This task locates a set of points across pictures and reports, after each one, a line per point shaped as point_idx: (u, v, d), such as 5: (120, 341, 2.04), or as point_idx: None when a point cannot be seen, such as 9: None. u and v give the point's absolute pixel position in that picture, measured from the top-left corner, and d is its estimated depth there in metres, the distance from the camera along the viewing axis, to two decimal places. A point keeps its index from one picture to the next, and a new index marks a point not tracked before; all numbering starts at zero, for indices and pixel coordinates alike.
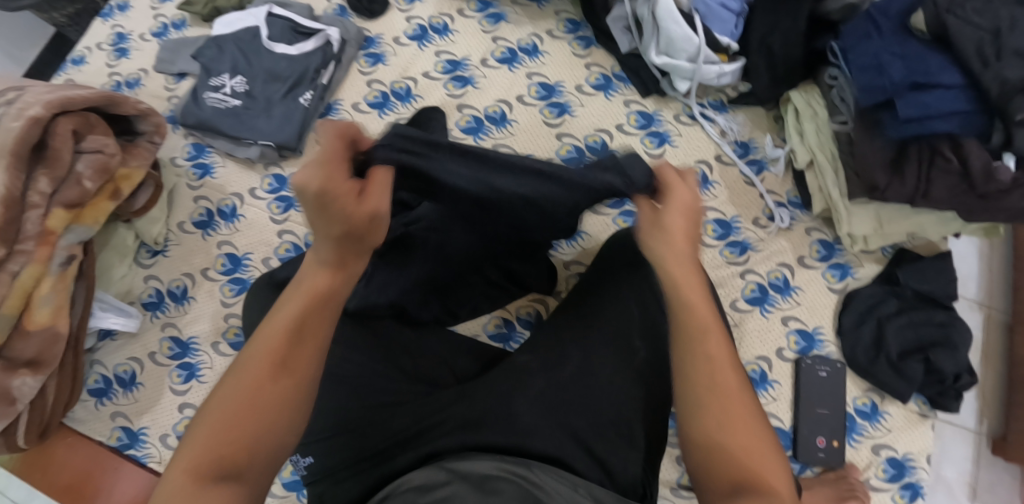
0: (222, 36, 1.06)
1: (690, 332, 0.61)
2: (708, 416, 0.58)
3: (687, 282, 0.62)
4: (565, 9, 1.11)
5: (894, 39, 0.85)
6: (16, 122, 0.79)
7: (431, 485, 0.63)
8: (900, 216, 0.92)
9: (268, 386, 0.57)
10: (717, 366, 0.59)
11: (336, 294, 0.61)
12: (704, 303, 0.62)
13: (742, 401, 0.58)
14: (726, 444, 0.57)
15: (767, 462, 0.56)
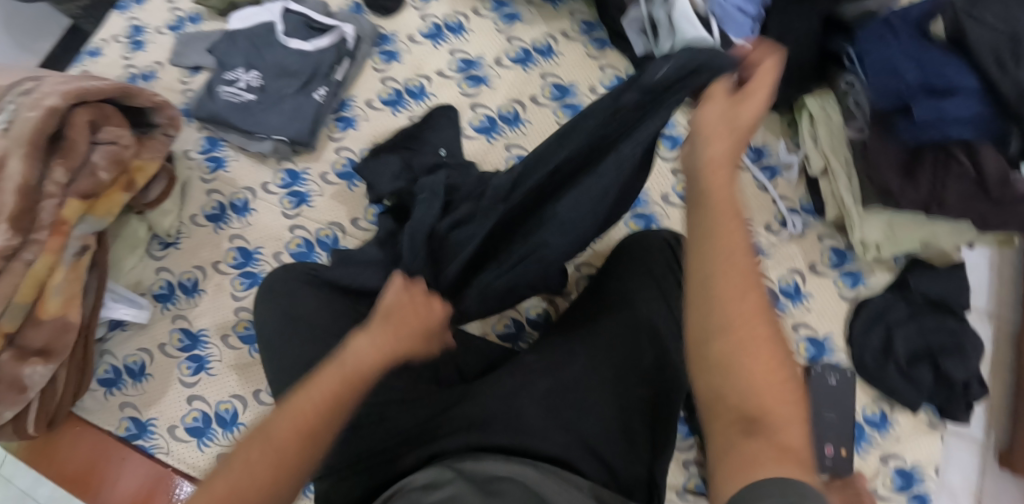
0: (237, 30, 1.06)
1: (713, 242, 0.51)
2: (716, 320, 0.49)
3: (722, 196, 0.53)
4: (579, 10, 1.11)
5: (911, 43, 0.84)
6: (33, 112, 0.79)
7: (436, 483, 0.63)
8: (914, 224, 0.91)
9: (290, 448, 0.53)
10: (744, 280, 0.50)
11: (368, 377, 0.59)
12: (739, 221, 0.52)
13: (762, 329, 0.48)
14: (739, 369, 0.47)
15: (780, 400, 0.47)
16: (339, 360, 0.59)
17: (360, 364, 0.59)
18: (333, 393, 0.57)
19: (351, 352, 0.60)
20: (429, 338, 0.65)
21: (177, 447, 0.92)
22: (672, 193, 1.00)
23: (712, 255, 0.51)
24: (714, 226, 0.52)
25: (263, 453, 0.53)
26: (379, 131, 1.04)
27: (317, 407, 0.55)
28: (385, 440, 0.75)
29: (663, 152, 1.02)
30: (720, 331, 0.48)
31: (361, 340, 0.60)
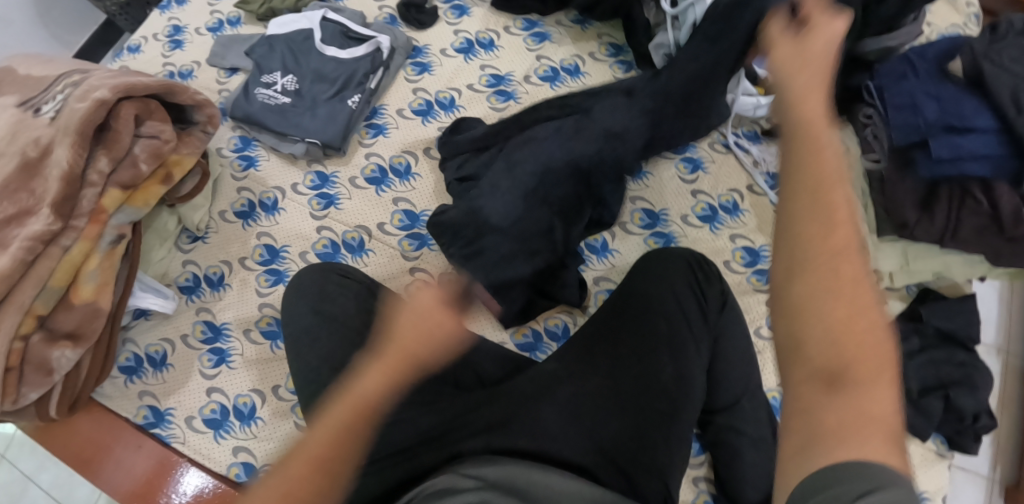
0: (276, 35, 1.10)
1: (813, 187, 0.58)
2: (818, 270, 0.54)
3: (820, 153, 0.60)
4: (607, 33, 1.15)
5: (931, 81, 0.88)
6: (82, 104, 0.83)
7: (454, 489, 0.65)
8: (928, 255, 0.93)
9: (312, 484, 0.56)
10: (838, 224, 0.56)
11: (382, 402, 0.60)
12: (832, 163, 0.59)
13: (860, 287, 0.54)
14: (825, 314, 0.53)
15: (870, 352, 0.51)
16: (352, 390, 0.61)
17: (365, 393, 0.60)
18: (350, 419, 0.59)
19: (362, 382, 0.61)
20: (444, 347, 0.62)
21: (193, 438, 0.93)
22: (691, 215, 1.02)
23: (801, 188, 0.58)
24: (803, 156, 0.60)
25: (289, 491, 0.55)
26: (410, 139, 1.07)
27: (330, 442, 0.58)
28: (407, 439, 0.75)
29: (683, 175, 1.05)
30: (810, 275, 0.54)
31: (374, 371, 0.61)
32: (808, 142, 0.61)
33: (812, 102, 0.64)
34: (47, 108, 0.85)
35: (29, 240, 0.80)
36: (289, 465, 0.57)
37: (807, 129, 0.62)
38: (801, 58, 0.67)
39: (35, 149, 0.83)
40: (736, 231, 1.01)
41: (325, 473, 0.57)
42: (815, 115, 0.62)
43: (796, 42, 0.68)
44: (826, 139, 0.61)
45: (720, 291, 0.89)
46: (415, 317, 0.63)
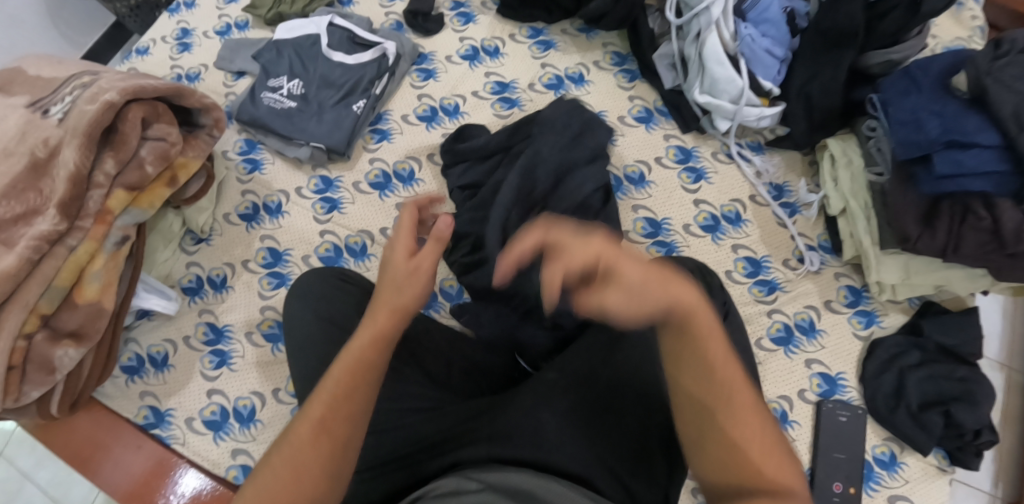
0: (284, 40, 1.10)
1: (692, 336, 0.60)
2: (718, 413, 0.59)
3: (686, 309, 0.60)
4: (612, 42, 1.16)
5: (934, 97, 0.88)
6: (91, 106, 0.85)
7: (461, 491, 0.67)
8: (928, 268, 0.93)
9: (320, 447, 0.62)
10: (718, 368, 0.60)
11: (376, 363, 0.66)
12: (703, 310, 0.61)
13: (755, 410, 0.59)
14: (740, 447, 0.58)
15: (773, 464, 0.58)
16: (345, 351, 0.67)
17: (357, 352, 0.66)
18: (350, 381, 0.64)
19: (355, 343, 0.67)
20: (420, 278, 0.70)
21: (194, 440, 0.93)
22: (694, 224, 1.02)
23: (694, 367, 0.60)
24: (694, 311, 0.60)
25: (296, 464, 0.61)
26: (414, 145, 1.08)
27: (331, 401, 0.63)
28: (407, 446, 0.79)
29: (686, 184, 1.04)
30: (717, 419, 0.59)
31: (363, 330, 0.67)
32: (677, 304, 0.59)
33: (666, 279, 0.60)
34: (56, 110, 0.86)
35: (35, 240, 0.82)
36: (297, 429, 0.63)
37: (674, 302, 0.59)
38: (617, 246, 0.60)
39: (43, 149, 0.84)
40: (739, 241, 1.01)
41: (329, 437, 0.62)
42: (681, 291, 0.59)
43: (576, 239, 0.61)
44: (693, 297, 0.60)
45: (723, 301, 0.88)
46: (394, 273, 0.70)
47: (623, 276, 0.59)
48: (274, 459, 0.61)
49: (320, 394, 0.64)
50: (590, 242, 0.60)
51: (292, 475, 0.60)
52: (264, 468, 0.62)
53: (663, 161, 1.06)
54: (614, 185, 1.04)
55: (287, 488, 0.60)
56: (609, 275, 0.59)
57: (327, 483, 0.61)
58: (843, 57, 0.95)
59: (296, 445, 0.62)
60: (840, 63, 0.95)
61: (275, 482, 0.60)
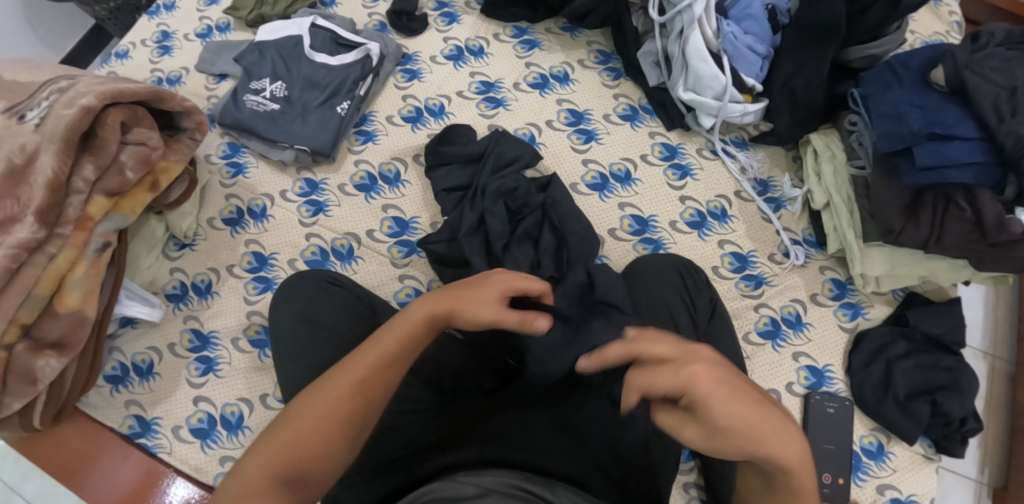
0: (265, 42, 1.09)
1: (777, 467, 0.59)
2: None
3: (779, 439, 0.57)
4: (596, 41, 1.16)
5: (914, 90, 0.89)
6: (69, 110, 0.83)
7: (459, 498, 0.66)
8: (912, 260, 0.94)
9: (355, 405, 0.64)
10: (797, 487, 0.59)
11: (423, 342, 0.68)
12: (797, 448, 0.58)
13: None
14: None
15: None
16: (401, 319, 0.68)
17: (414, 324, 0.68)
18: (399, 345, 0.67)
19: (411, 315, 0.68)
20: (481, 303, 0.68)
21: (181, 448, 0.92)
22: (680, 221, 1.03)
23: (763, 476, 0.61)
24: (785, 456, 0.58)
25: (330, 413, 0.63)
26: (400, 147, 1.07)
27: (375, 364, 0.66)
28: (396, 450, 0.79)
29: (672, 181, 1.05)
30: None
31: (421, 307, 0.68)
32: (763, 442, 0.57)
33: (754, 416, 0.57)
34: (32, 115, 0.85)
35: (14, 248, 0.80)
36: (336, 383, 0.64)
37: (761, 441, 0.57)
38: (714, 377, 0.57)
39: (20, 155, 0.83)
40: (725, 237, 1.02)
41: (363, 397, 0.64)
42: (757, 421, 0.57)
43: (676, 358, 0.58)
44: (785, 443, 0.58)
45: (709, 298, 0.91)
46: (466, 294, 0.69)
47: (711, 412, 0.56)
48: (307, 408, 0.63)
49: (370, 355, 0.66)
50: (690, 365, 0.57)
51: (322, 422, 0.62)
52: (294, 410, 0.64)
53: (649, 159, 1.06)
54: (601, 183, 1.05)
55: (310, 431, 0.62)
56: (696, 406, 0.57)
57: (350, 436, 0.64)
58: (824, 52, 0.96)
59: (331, 394, 0.64)
60: (821, 58, 0.96)
61: (303, 422, 0.62)
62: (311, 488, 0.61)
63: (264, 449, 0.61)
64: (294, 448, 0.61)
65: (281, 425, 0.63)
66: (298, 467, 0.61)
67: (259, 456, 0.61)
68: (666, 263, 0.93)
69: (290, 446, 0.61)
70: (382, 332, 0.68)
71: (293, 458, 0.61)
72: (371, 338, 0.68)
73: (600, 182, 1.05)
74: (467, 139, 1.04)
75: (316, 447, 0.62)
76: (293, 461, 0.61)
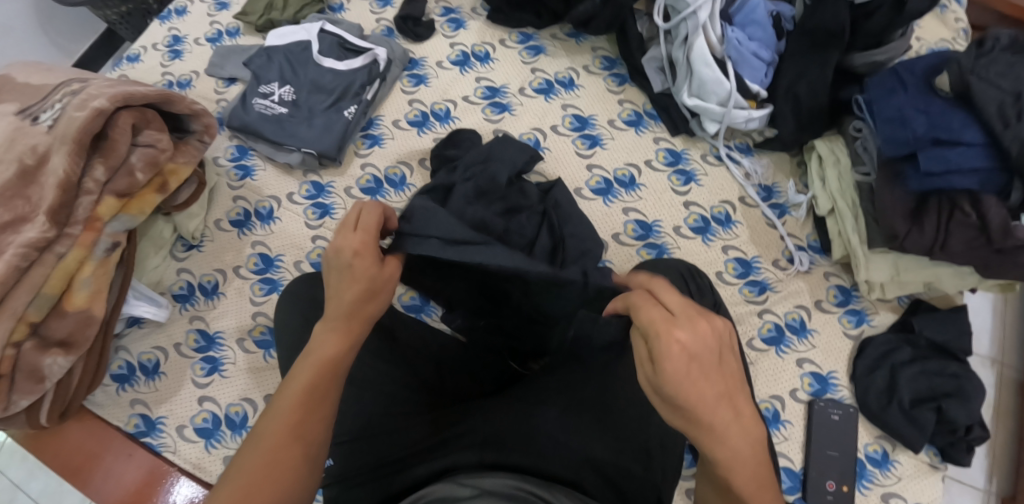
0: (274, 46, 1.11)
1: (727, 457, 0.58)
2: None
3: (731, 429, 0.58)
4: (601, 46, 1.17)
5: (919, 95, 0.89)
6: (80, 112, 0.84)
7: (454, 498, 0.67)
8: (917, 266, 0.94)
9: (293, 450, 0.62)
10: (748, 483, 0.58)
11: (340, 364, 0.67)
12: (747, 440, 0.58)
13: None
14: None
15: None
16: (311, 352, 0.67)
17: (328, 354, 0.66)
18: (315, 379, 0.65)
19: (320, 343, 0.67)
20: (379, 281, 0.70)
21: (185, 447, 0.93)
22: (684, 226, 1.03)
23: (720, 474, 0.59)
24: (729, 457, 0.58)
25: (272, 462, 0.61)
26: (405, 150, 1.08)
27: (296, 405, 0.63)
28: (397, 451, 0.79)
29: (676, 187, 1.05)
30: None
31: (328, 331, 0.67)
32: (714, 428, 0.57)
33: (712, 409, 0.57)
34: (45, 117, 0.86)
35: (24, 247, 0.81)
36: (267, 434, 0.62)
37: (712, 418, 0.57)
38: (684, 346, 0.57)
39: (32, 157, 0.84)
40: (729, 243, 1.02)
41: (300, 438, 0.63)
42: (716, 414, 0.57)
43: (679, 323, 0.59)
44: (744, 447, 0.58)
45: (712, 302, 0.91)
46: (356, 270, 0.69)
47: (670, 374, 0.57)
48: (246, 465, 0.61)
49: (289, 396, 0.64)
50: (674, 336, 0.57)
51: (265, 474, 0.61)
52: (234, 468, 0.61)
53: (653, 164, 1.07)
54: (605, 188, 1.05)
55: (257, 485, 0.60)
56: (658, 364, 0.57)
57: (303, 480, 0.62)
58: (828, 58, 0.96)
59: (269, 443, 0.62)
60: (825, 64, 0.97)
61: (248, 478, 0.60)
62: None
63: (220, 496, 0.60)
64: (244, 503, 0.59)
65: (223, 486, 0.60)
66: None
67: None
68: (666, 264, 0.93)
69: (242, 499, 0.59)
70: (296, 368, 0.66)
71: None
72: (290, 374, 0.66)
73: (604, 187, 1.05)
74: (471, 144, 1.04)
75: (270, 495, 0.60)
76: None
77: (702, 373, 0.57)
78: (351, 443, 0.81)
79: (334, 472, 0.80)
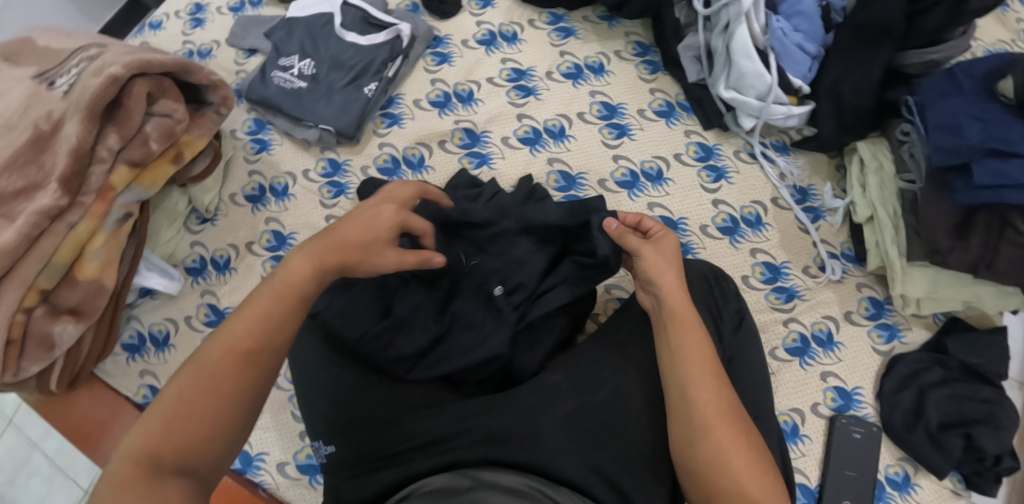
0: (297, 18, 1.08)
1: (675, 329, 0.72)
2: (700, 396, 0.67)
3: (686, 315, 0.72)
4: (635, 32, 1.11)
5: (976, 101, 0.81)
6: (95, 79, 0.83)
7: (454, 488, 0.68)
8: (957, 284, 0.89)
9: (228, 372, 0.59)
10: (709, 371, 0.69)
11: (311, 291, 0.65)
12: (699, 331, 0.71)
13: (731, 425, 0.66)
14: (725, 439, 0.65)
15: (747, 469, 0.64)
16: (282, 274, 0.65)
17: (296, 275, 0.65)
18: (281, 307, 0.63)
19: (292, 266, 0.65)
20: (381, 248, 0.68)
21: None
22: (712, 225, 0.98)
23: (686, 368, 0.69)
24: (689, 375, 0.69)
25: (203, 391, 0.58)
26: (425, 132, 1.04)
27: (257, 326, 0.61)
28: (399, 443, 0.76)
29: (705, 183, 1.00)
30: (707, 406, 0.67)
31: (305, 257, 0.66)
32: (682, 344, 0.70)
33: (670, 286, 0.74)
34: (61, 82, 0.85)
35: (36, 215, 0.80)
36: (212, 355, 0.59)
37: (684, 330, 0.71)
38: (672, 243, 0.78)
39: (47, 123, 0.83)
40: (757, 246, 0.97)
41: (247, 365, 0.60)
42: (692, 328, 0.71)
43: (665, 234, 0.80)
44: (693, 338, 0.70)
45: (737, 309, 0.86)
46: (363, 217, 0.69)
47: (660, 250, 0.77)
48: (177, 388, 0.58)
49: (249, 319, 0.61)
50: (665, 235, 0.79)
51: (194, 399, 0.57)
52: (168, 392, 0.58)
53: (683, 158, 1.02)
54: (630, 181, 1.00)
55: (197, 406, 0.57)
56: (658, 240, 0.79)
57: (229, 417, 0.58)
58: (879, 57, 0.90)
59: (209, 367, 0.59)
60: (875, 62, 0.91)
61: (184, 399, 0.57)
62: (205, 473, 0.57)
63: (148, 421, 0.57)
64: (177, 430, 0.56)
65: (154, 412, 0.57)
66: (176, 454, 0.55)
67: (135, 451, 0.55)
68: (698, 267, 0.87)
69: (173, 435, 0.56)
70: (261, 291, 0.64)
71: (179, 447, 0.55)
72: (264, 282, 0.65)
73: (630, 180, 1.00)
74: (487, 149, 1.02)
75: (204, 431, 0.57)
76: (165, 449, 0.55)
77: (673, 256, 0.77)
78: (350, 434, 0.78)
79: (336, 460, 0.78)
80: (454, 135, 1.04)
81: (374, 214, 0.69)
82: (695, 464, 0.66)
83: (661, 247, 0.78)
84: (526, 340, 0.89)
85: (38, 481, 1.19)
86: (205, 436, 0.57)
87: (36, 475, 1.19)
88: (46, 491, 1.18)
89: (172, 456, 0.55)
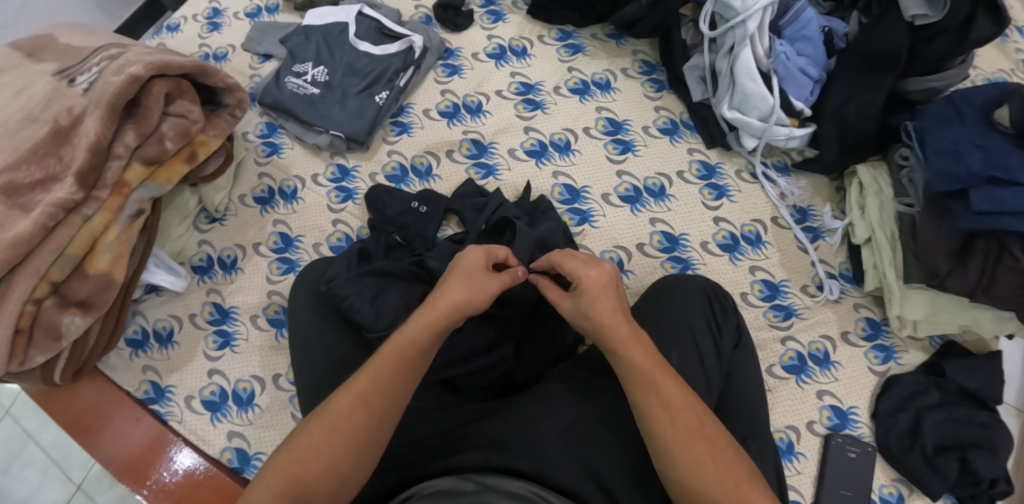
0: (312, 26, 1.10)
1: (627, 365, 0.71)
2: (660, 425, 0.68)
3: (629, 346, 0.71)
4: (642, 50, 1.14)
5: (976, 129, 0.83)
6: (116, 77, 0.85)
7: (458, 490, 0.69)
8: (954, 307, 0.90)
9: (355, 415, 0.67)
10: (669, 396, 0.69)
11: (426, 347, 0.70)
12: (649, 361, 0.71)
13: (703, 437, 0.68)
14: (697, 452, 0.67)
15: (726, 473, 0.66)
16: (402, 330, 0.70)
17: (414, 333, 0.69)
18: (396, 361, 0.68)
19: (410, 325, 0.70)
20: (483, 285, 0.71)
21: (191, 418, 0.93)
22: (712, 242, 1.00)
23: (650, 400, 0.69)
24: (650, 406, 0.69)
25: (330, 434, 0.66)
26: (433, 140, 1.07)
27: (376, 376, 0.68)
28: (400, 445, 0.78)
29: (708, 201, 1.02)
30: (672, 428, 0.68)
31: (421, 313, 0.70)
32: (635, 385, 0.71)
33: (614, 325, 0.72)
34: (82, 79, 0.87)
35: (52, 207, 0.82)
36: (339, 399, 0.67)
37: (631, 369, 0.71)
38: (601, 281, 0.73)
39: (67, 118, 0.85)
40: (757, 263, 0.99)
41: (367, 409, 0.67)
42: (639, 360, 0.71)
43: (584, 263, 0.74)
44: (643, 363, 0.71)
45: (736, 325, 0.87)
46: (459, 272, 0.72)
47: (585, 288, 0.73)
48: (310, 426, 0.66)
49: (368, 369, 0.68)
50: (588, 272, 0.73)
51: (322, 438, 0.66)
52: (299, 431, 0.67)
53: (686, 176, 1.03)
54: (634, 196, 1.02)
55: (320, 447, 0.65)
56: (578, 281, 0.74)
57: (354, 455, 0.66)
58: (880, 83, 0.92)
59: (334, 411, 0.67)
60: (877, 88, 0.92)
61: (311, 438, 0.66)
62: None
63: (282, 453, 0.66)
64: (302, 463, 0.65)
65: (287, 446, 0.66)
66: (301, 484, 0.64)
67: (265, 477, 0.65)
68: (700, 280, 0.89)
69: (291, 463, 0.65)
70: (385, 346, 0.70)
71: (296, 475, 0.64)
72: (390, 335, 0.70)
73: (633, 194, 1.02)
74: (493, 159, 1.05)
75: (317, 463, 0.65)
76: (291, 480, 0.64)
77: (598, 291, 0.73)
78: None
79: None
80: (462, 146, 1.06)
81: (462, 262, 0.73)
82: (675, 491, 0.68)
83: (581, 300, 0.73)
84: (529, 353, 0.89)
85: (32, 473, 1.19)
86: (328, 473, 0.65)
87: (30, 467, 1.19)
88: (40, 482, 1.19)
89: (300, 486, 0.64)
